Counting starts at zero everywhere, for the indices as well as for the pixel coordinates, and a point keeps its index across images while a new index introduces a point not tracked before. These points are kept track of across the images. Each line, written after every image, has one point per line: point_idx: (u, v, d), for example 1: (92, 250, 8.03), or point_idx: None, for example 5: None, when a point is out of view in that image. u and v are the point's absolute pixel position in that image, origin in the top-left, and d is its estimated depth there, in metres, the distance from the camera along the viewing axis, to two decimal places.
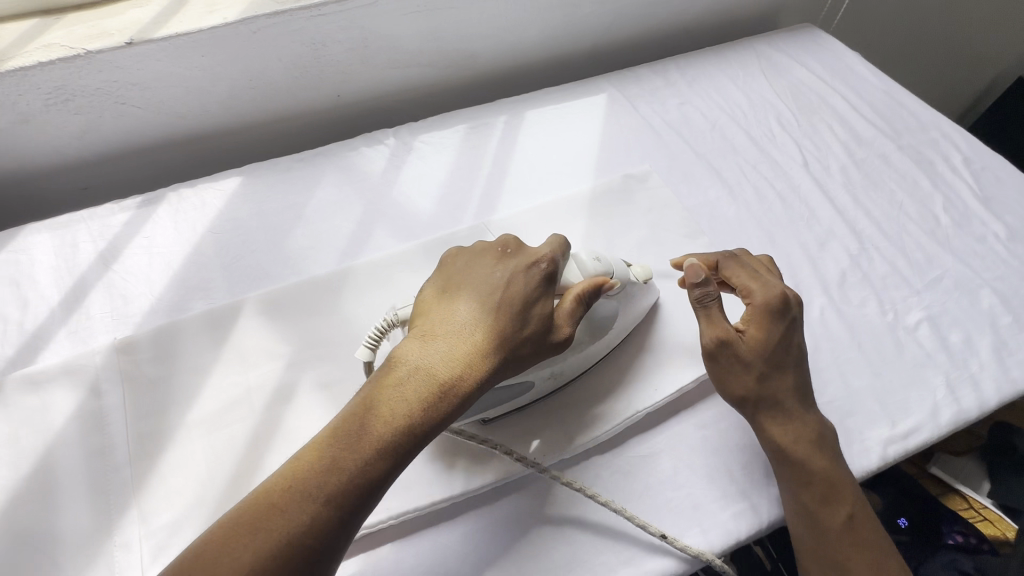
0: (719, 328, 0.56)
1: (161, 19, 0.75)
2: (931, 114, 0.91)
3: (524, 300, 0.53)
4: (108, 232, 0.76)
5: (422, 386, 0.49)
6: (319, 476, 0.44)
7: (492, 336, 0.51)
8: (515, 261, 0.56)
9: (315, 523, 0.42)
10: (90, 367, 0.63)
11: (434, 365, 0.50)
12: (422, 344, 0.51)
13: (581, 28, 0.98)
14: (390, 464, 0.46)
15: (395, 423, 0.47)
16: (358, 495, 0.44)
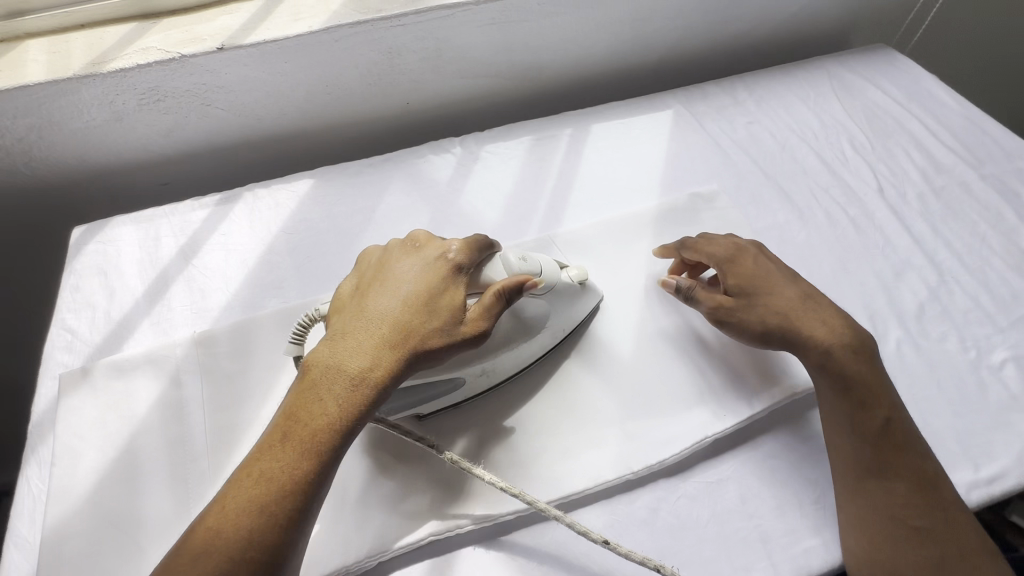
0: (715, 297, 0.64)
1: (250, 26, 0.78)
2: (1015, 142, 0.88)
3: (433, 294, 0.55)
4: (188, 228, 0.79)
5: (344, 384, 0.50)
6: (253, 490, 0.45)
7: (403, 329, 0.53)
8: (421, 256, 0.58)
9: (250, 532, 0.44)
10: (172, 358, 0.66)
11: (348, 363, 0.51)
12: (334, 346, 0.52)
13: (649, 44, 0.97)
14: (315, 465, 0.47)
15: (322, 426, 0.48)
16: (288, 498, 0.45)
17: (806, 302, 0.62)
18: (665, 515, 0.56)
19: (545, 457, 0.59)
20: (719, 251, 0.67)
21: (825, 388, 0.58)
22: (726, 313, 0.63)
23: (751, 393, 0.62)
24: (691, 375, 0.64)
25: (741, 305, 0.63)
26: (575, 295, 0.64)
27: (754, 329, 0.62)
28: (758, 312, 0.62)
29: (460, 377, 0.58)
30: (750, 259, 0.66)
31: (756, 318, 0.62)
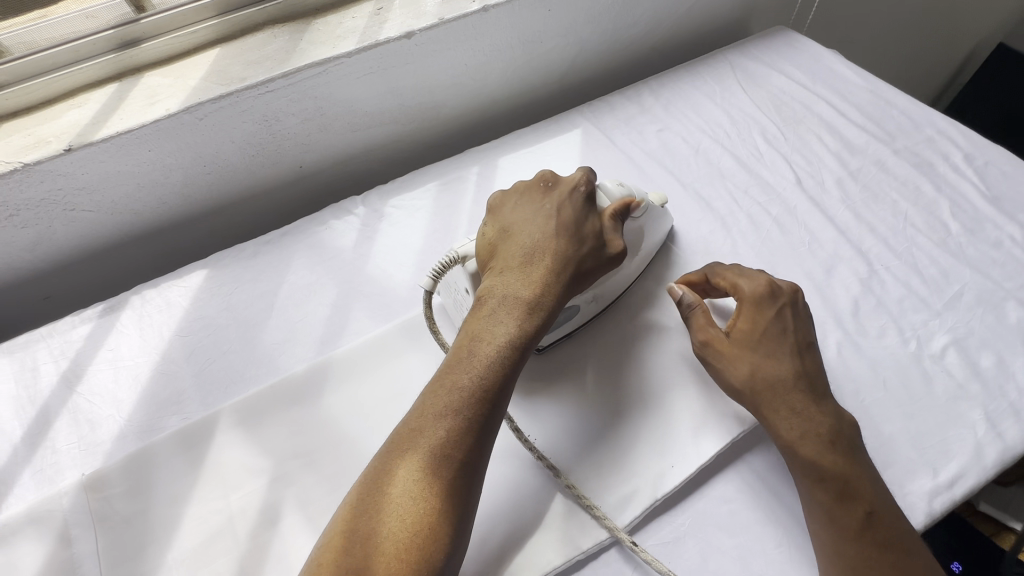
0: (708, 332, 0.61)
1: (100, 118, 0.70)
2: (921, 110, 0.87)
3: (576, 225, 0.61)
4: (70, 349, 0.71)
5: (511, 307, 0.56)
6: (446, 398, 0.51)
7: (552, 259, 0.58)
8: (559, 193, 0.63)
9: (457, 432, 0.49)
10: (58, 513, 0.58)
11: (515, 288, 0.57)
12: (496, 276, 0.58)
13: (546, 64, 0.93)
14: (505, 378, 0.53)
15: (502, 345, 0.54)
16: (487, 405, 0.51)
17: (799, 383, 0.56)
18: None
19: (485, 554, 0.53)
20: (748, 287, 0.62)
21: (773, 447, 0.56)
22: (713, 352, 0.60)
23: (696, 432, 0.59)
24: (633, 423, 0.59)
25: (731, 355, 0.59)
26: (660, 217, 0.71)
27: (732, 383, 0.58)
28: (745, 368, 0.58)
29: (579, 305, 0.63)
30: (775, 312, 0.60)
31: (738, 371, 0.58)
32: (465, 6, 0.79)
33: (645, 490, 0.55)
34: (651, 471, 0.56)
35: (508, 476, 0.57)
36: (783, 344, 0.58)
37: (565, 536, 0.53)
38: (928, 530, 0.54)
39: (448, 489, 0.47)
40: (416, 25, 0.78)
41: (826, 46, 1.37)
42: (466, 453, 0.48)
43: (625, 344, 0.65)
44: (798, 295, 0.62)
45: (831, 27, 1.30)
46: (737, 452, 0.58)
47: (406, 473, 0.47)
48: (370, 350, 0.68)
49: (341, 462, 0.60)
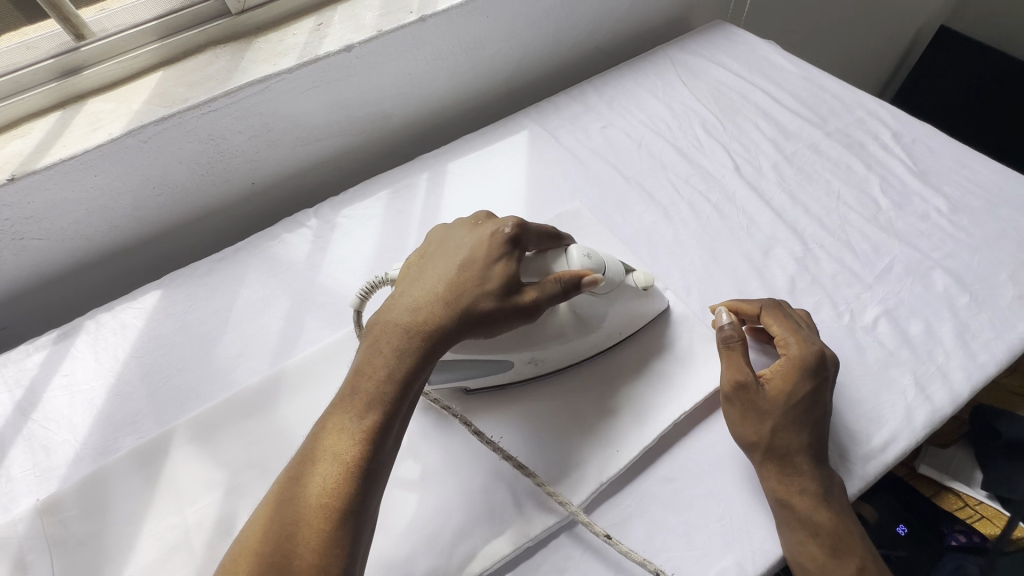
0: (739, 372, 0.57)
1: (44, 146, 0.71)
2: (851, 94, 0.90)
3: (485, 257, 0.56)
4: (25, 378, 0.71)
5: (399, 337, 0.51)
6: (319, 442, 0.46)
7: (450, 286, 0.54)
8: (482, 228, 0.59)
9: (321, 482, 0.43)
10: (13, 539, 0.58)
11: (403, 318, 0.53)
12: (387, 308, 0.54)
13: (491, 69, 0.95)
14: (383, 415, 0.47)
15: (381, 377, 0.49)
16: (355, 447, 0.45)
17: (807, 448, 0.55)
18: (573, 573, 0.53)
19: (437, 548, 0.54)
20: (795, 349, 0.57)
21: (737, 417, 0.56)
22: (744, 399, 0.56)
23: (641, 416, 0.60)
24: (581, 410, 0.61)
25: (755, 404, 0.56)
26: (644, 303, 0.65)
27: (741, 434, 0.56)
28: (771, 424, 0.55)
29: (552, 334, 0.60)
30: (814, 383, 0.56)
31: (753, 431, 0.55)
32: (403, 17, 0.81)
33: (591, 476, 0.57)
34: (597, 456, 0.58)
35: (458, 471, 0.58)
36: (810, 413, 0.55)
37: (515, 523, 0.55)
38: (863, 493, 0.56)
39: (308, 541, 0.41)
40: (355, 38, 0.79)
41: (770, 38, 1.41)
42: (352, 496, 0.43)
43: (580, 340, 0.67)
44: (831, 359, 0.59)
45: (773, 19, 1.34)
46: (679, 432, 0.60)
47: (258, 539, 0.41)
48: (322, 359, 0.69)
49: None
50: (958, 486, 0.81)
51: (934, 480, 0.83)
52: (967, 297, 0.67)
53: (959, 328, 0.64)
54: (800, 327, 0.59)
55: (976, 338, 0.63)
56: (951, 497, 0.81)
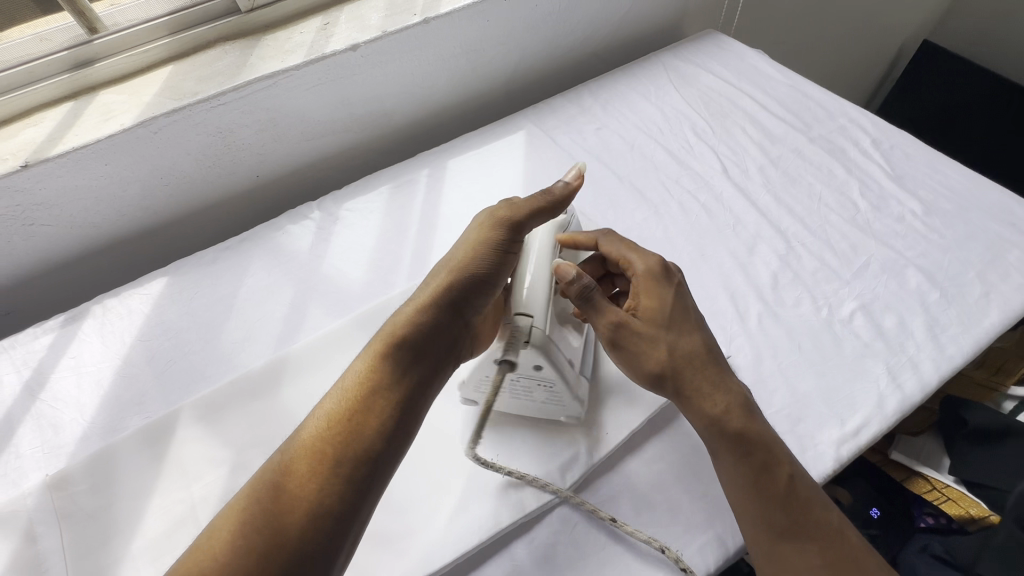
0: (612, 314, 0.58)
1: (56, 135, 0.73)
2: (834, 102, 0.95)
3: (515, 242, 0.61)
4: (33, 359, 0.73)
5: (419, 330, 0.53)
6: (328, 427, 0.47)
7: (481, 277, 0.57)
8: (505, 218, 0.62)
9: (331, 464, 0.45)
10: (22, 513, 0.60)
11: (425, 310, 0.55)
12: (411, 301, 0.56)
13: (490, 70, 0.99)
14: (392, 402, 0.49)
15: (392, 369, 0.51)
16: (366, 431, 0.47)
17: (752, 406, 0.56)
18: (564, 547, 0.56)
19: (436, 521, 0.57)
20: (642, 264, 0.62)
21: (639, 370, 0.59)
22: (627, 335, 0.58)
23: (631, 400, 0.64)
24: None
25: (637, 331, 0.58)
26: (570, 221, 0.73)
27: (647, 368, 0.58)
28: (661, 349, 0.57)
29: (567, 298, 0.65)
30: (671, 286, 0.60)
31: (654, 352, 0.57)
32: (407, 19, 0.84)
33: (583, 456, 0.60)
34: (589, 437, 0.61)
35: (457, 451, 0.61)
36: (687, 320, 0.59)
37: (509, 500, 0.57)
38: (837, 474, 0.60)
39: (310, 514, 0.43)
40: (361, 38, 0.82)
41: (761, 47, 1.46)
42: (323, 494, 0.44)
43: None
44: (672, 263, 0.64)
45: (763, 29, 1.39)
46: (667, 416, 0.64)
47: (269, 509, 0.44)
48: (326, 345, 0.71)
49: None
50: (926, 470, 0.81)
51: (905, 466, 0.84)
52: (938, 294, 0.71)
53: (930, 322, 0.68)
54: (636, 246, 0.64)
55: (945, 332, 0.67)
56: (920, 481, 0.81)
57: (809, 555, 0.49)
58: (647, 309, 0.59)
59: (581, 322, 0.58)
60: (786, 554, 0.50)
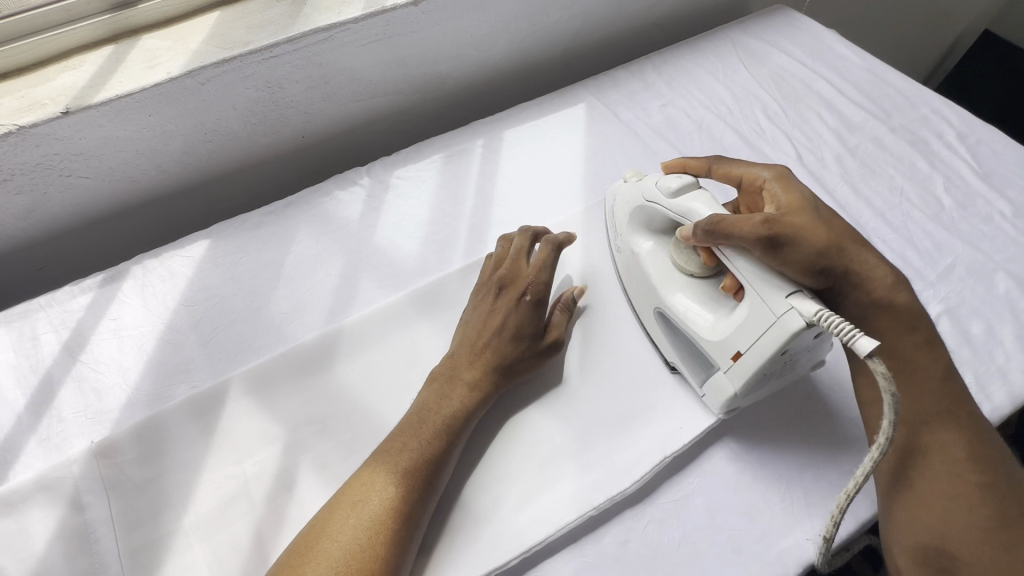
0: (751, 220, 0.52)
1: (98, 81, 0.68)
2: (916, 90, 0.89)
3: (540, 302, 0.64)
4: (71, 319, 0.69)
5: (465, 388, 0.59)
6: (396, 459, 0.54)
7: (517, 346, 0.61)
8: (539, 280, 0.65)
9: (399, 497, 0.51)
10: (69, 480, 0.57)
11: (468, 371, 0.60)
12: (451, 358, 0.62)
13: (549, 35, 0.93)
14: (447, 445, 0.55)
15: (448, 416, 0.57)
16: (430, 465, 0.54)
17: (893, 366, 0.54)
18: (637, 545, 0.54)
19: (504, 509, 0.55)
20: (764, 170, 0.60)
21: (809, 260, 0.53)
22: (782, 226, 0.52)
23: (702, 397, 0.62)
24: (645, 390, 0.63)
25: (806, 227, 0.53)
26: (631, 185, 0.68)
27: (813, 251, 0.53)
28: (811, 225, 0.53)
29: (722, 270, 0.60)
30: (770, 177, 0.59)
31: (812, 232, 0.53)
32: None
33: (655, 452, 0.58)
34: (661, 434, 0.59)
35: (525, 437, 0.59)
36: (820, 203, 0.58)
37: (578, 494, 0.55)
38: None
39: (389, 536, 0.49)
40: None
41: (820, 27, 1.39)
42: (397, 523, 0.50)
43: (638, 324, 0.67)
44: (742, 165, 0.63)
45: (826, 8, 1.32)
46: (741, 416, 0.61)
47: (350, 529, 0.49)
48: (381, 321, 0.68)
49: (356, 427, 0.61)
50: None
51: None
52: None
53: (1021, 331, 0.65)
54: (738, 163, 0.63)
55: None
56: None
57: (952, 439, 0.52)
58: (790, 198, 0.57)
59: (732, 229, 0.53)
60: (928, 441, 0.52)
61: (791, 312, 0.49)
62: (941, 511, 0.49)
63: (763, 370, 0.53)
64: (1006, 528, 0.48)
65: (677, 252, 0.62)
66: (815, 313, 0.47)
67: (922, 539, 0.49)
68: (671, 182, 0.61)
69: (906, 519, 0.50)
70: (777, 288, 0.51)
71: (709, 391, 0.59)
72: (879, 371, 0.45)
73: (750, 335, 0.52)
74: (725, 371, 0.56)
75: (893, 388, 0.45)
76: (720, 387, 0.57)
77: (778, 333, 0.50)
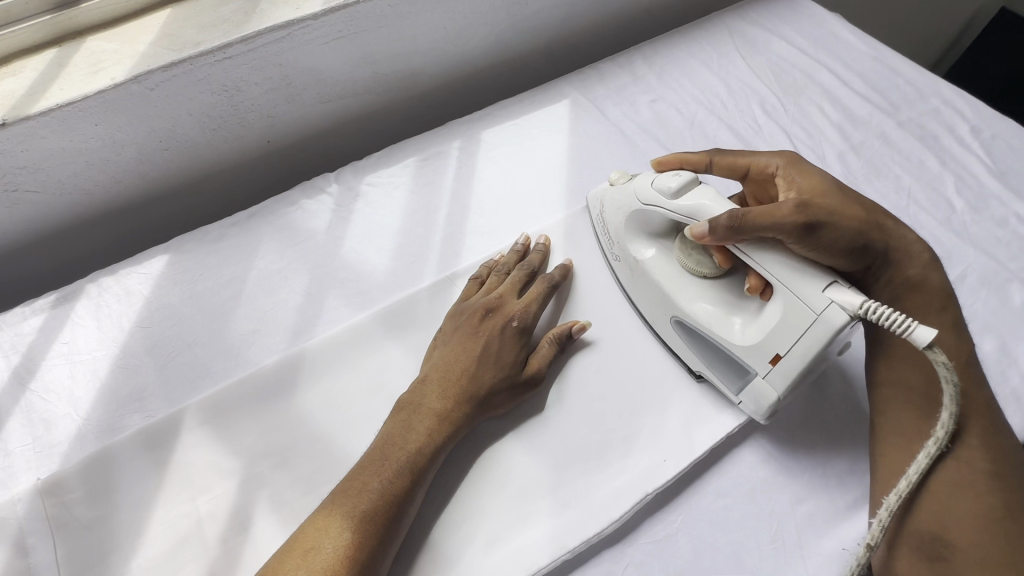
0: (784, 209, 0.49)
1: (38, 89, 0.63)
2: (926, 79, 0.83)
3: (524, 334, 0.59)
4: (21, 343, 0.65)
5: (432, 419, 0.54)
6: (353, 499, 0.49)
7: (496, 376, 0.56)
8: (523, 310, 0.60)
9: (354, 544, 0.46)
10: (12, 521, 0.54)
11: (437, 400, 0.55)
12: (419, 384, 0.57)
13: (531, 26, 0.86)
14: (411, 483, 0.51)
15: (413, 451, 0.52)
16: (391, 506, 0.49)
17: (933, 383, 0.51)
18: None
19: (473, 551, 0.51)
20: (771, 161, 0.57)
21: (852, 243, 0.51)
22: (816, 213, 0.49)
23: (688, 425, 0.57)
24: (627, 416, 0.58)
25: (838, 210, 0.50)
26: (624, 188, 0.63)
27: (851, 236, 0.50)
28: (836, 209, 0.51)
29: (736, 269, 0.57)
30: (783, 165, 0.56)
31: (845, 216, 0.50)
32: None
33: (637, 487, 0.54)
34: (644, 467, 0.55)
35: (498, 471, 0.55)
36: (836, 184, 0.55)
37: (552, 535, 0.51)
38: None
39: None
40: None
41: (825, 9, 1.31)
42: (351, 574, 0.45)
43: (622, 344, 0.63)
44: (740, 158, 0.59)
45: None
46: (730, 445, 0.57)
47: None
48: (347, 342, 0.64)
49: (318, 460, 0.57)
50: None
51: None
52: None
53: None
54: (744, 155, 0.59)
55: None
56: None
57: (974, 439, 0.48)
58: (807, 183, 0.54)
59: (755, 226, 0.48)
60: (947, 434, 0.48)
61: (831, 307, 0.47)
62: (948, 505, 0.46)
63: (808, 368, 0.50)
64: (1014, 532, 0.44)
65: (686, 257, 0.58)
66: (860, 305, 0.45)
67: (922, 525, 0.47)
68: (670, 180, 0.56)
69: (908, 504, 0.48)
70: (812, 282, 0.48)
71: (747, 398, 0.54)
72: (942, 359, 0.42)
73: (791, 333, 0.49)
74: (764, 376, 0.52)
75: (954, 370, 0.43)
76: (761, 394, 0.53)
77: (823, 329, 0.47)
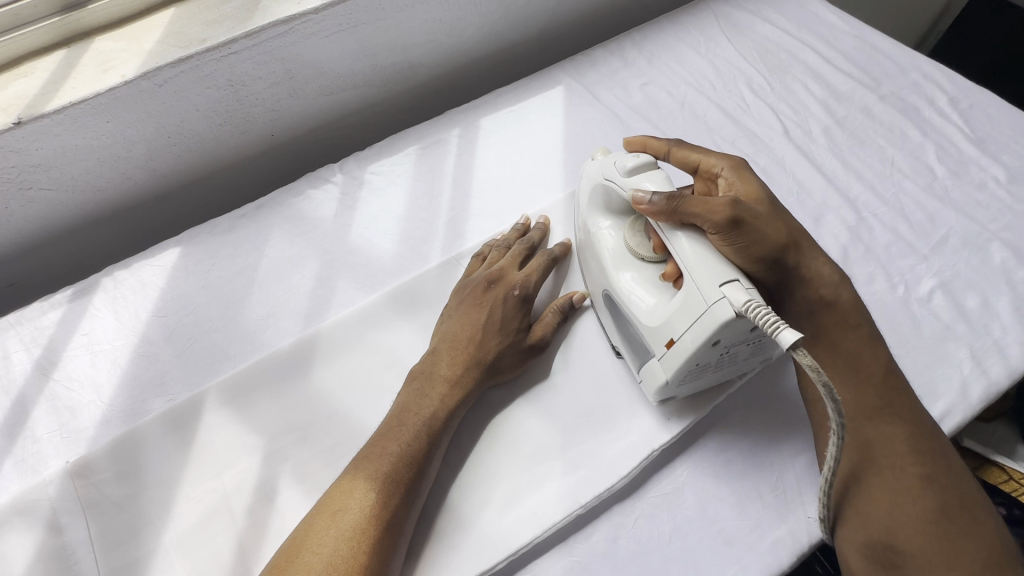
0: (718, 202, 0.50)
1: (50, 88, 0.65)
2: (906, 54, 0.86)
3: (525, 304, 0.62)
4: (42, 336, 0.67)
5: (444, 386, 0.56)
6: (374, 461, 0.51)
7: (501, 342, 0.59)
8: (523, 280, 0.63)
9: (377, 506, 0.49)
10: (45, 502, 0.56)
11: (446, 370, 0.57)
12: (429, 356, 0.59)
13: (522, 16, 0.89)
14: (427, 447, 0.53)
15: (427, 417, 0.54)
16: (410, 468, 0.51)
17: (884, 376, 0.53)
18: (626, 542, 0.53)
19: (490, 512, 0.54)
20: (721, 163, 0.58)
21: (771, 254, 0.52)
22: (745, 213, 0.51)
23: None
24: (631, 381, 0.61)
25: (763, 220, 0.52)
26: (591, 169, 0.65)
27: (768, 248, 0.52)
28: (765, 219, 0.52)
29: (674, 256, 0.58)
30: (729, 170, 0.57)
31: (769, 228, 0.52)
32: None
33: (643, 446, 0.56)
34: (649, 427, 0.57)
35: (510, 435, 0.57)
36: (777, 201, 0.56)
37: (565, 493, 0.54)
38: None
39: (370, 545, 0.47)
40: None
41: None
42: (376, 532, 0.48)
43: None
44: (698, 152, 0.60)
45: None
46: (731, 404, 0.59)
47: (328, 539, 0.47)
48: (358, 324, 0.66)
49: (337, 435, 0.59)
50: (1001, 457, 0.73)
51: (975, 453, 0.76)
52: None
53: (1017, 302, 0.63)
54: (704, 149, 0.60)
55: None
56: (994, 470, 0.74)
57: (896, 432, 0.50)
58: (750, 190, 0.55)
59: (688, 211, 0.50)
60: (872, 434, 0.50)
61: (722, 301, 0.46)
62: (890, 505, 0.48)
63: (694, 359, 0.50)
64: (949, 519, 0.47)
65: (631, 235, 0.59)
66: (744, 303, 0.45)
67: (871, 534, 0.48)
68: (629, 160, 0.58)
69: (854, 514, 0.50)
70: (715, 274, 0.48)
71: (645, 378, 0.56)
72: (806, 362, 0.40)
73: (687, 318, 0.50)
74: (659, 358, 0.53)
75: (828, 385, 0.40)
76: (655, 374, 0.54)
77: (710, 321, 0.47)
